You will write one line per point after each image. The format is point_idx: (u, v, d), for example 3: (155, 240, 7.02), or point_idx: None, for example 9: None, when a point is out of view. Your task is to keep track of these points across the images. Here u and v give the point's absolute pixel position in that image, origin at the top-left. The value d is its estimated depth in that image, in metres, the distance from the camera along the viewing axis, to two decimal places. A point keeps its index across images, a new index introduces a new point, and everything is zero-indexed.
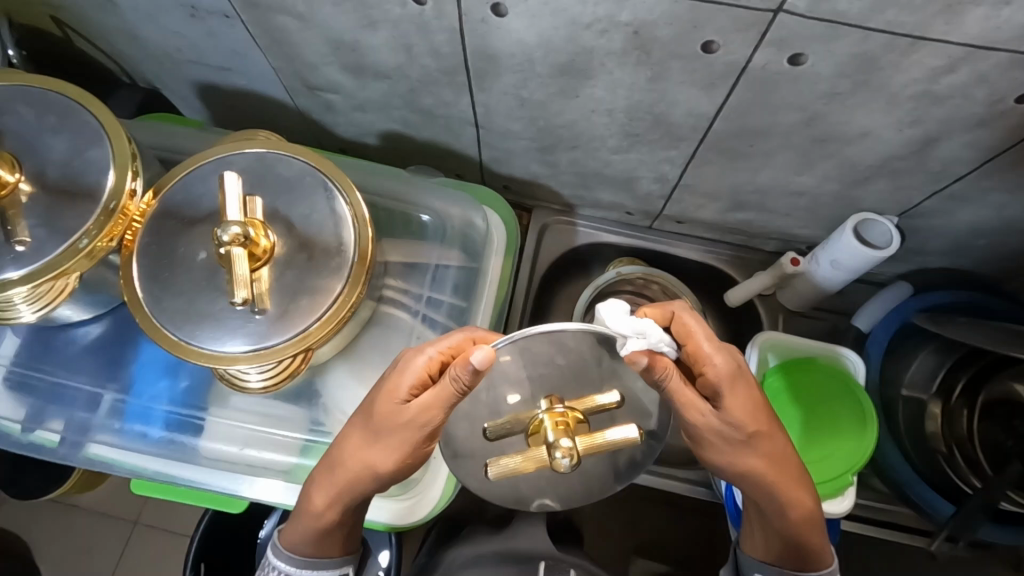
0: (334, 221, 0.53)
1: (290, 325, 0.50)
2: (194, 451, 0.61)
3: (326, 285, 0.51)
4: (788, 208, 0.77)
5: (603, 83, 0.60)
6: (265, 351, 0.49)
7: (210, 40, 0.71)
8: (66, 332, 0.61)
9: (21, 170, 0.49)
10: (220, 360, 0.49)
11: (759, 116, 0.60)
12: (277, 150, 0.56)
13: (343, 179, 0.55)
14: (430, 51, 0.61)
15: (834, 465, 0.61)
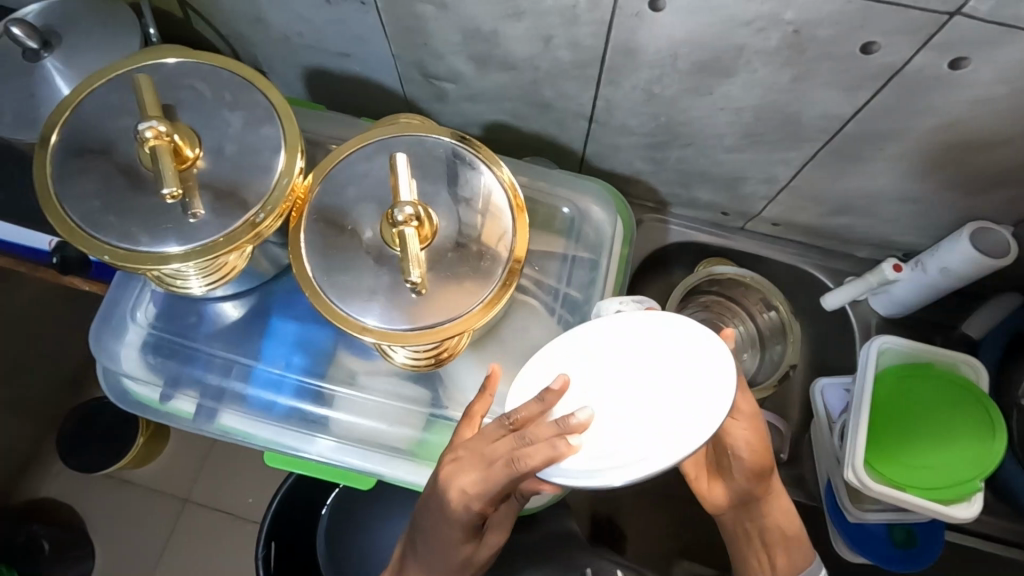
0: (490, 206, 0.54)
1: (455, 305, 0.51)
2: (323, 424, 0.63)
3: (486, 269, 0.53)
4: (897, 215, 0.77)
5: (742, 82, 0.60)
6: (430, 330, 0.50)
7: (337, 27, 0.72)
8: (201, 305, 0.62)
9: (200, 145, 0.51)
10: (388, 336, 0.50)
11: (897, 120, 0.60)
12: (426, 129, 0.57)
13: (490, 157, 0.56)
14: (569, 43, 0.62)
15: (962, 470, 0.61)
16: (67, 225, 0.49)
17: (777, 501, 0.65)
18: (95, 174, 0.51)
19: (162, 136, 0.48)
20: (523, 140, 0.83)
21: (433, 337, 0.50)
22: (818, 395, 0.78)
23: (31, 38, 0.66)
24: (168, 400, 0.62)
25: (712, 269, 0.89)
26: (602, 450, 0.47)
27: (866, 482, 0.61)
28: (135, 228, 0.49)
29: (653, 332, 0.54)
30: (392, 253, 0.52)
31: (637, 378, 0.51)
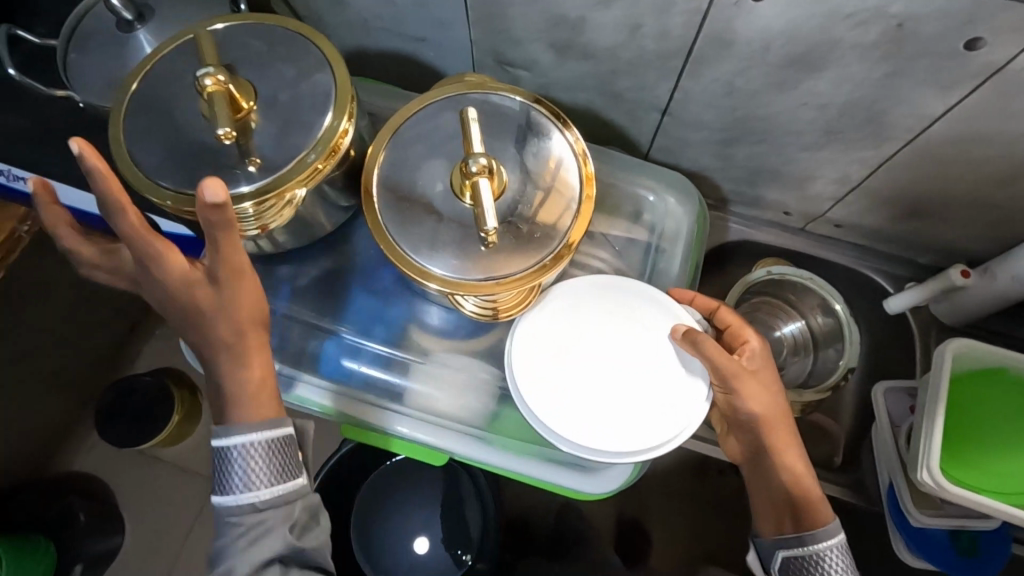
0: (556, 160, 0.55)
1: (530, 255, 0.52)
2: (400, 395, 0.64)
3: (554, 224, 0.53)
4: (970, 221, 0.76)
5: (832, 76, 0.60)
6: (505, 280, 0.51)
7: (418, 10, 0.73)
8: (288, 275, 0.65)
9: (254, 99, 0.52)
10: (461, 286, 0.51)
11: (989, 122, 0.60)
12: (491, 86, 0.57)
13: (560, 116, 0.56)
14: (657, 33, 0.62)
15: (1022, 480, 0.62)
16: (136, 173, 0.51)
17: (792, 456, 0.62)
18: (203, 138, 0.52)
19: (220, 84, 0.48)
20: (589, 131, 0.83)
21: (509, 288, 0.51)
22: (879, 400, 0.77)
23: (127, 10, 0.67)
24: None
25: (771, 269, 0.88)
26: (632, 427, 0.56)
27: (943, 485, 0.61)
28: (202, 177, 0.51)
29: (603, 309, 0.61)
30: (464, 208, 0.53)
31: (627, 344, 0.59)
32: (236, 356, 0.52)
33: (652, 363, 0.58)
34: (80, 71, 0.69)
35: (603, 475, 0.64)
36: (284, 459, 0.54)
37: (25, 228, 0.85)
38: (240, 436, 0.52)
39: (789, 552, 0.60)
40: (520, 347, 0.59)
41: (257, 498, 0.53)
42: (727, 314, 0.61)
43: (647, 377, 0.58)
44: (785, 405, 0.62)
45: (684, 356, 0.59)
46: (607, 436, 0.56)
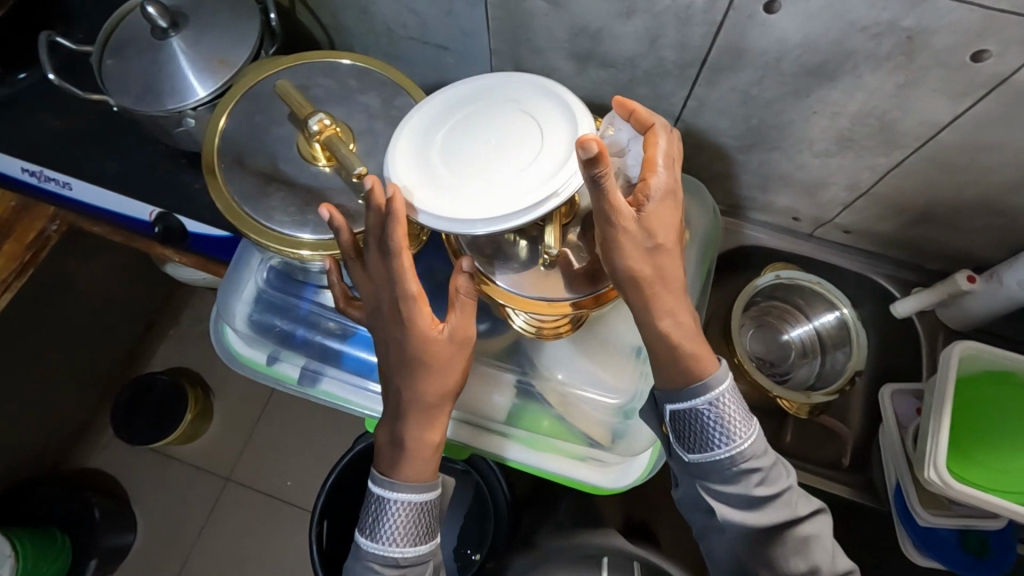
0: None
1: (583, 283, 0.56)
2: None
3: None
4: (979, 227, 0.78)
5: (844, 86, 0.63)
6: (556, 303, 0.56)
7: (444, 20, 0.76)
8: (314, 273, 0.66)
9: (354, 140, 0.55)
10: (517, 302, 0.56)
11: (997, 131, 0.62)
12: None
13: None
14: (676, 43, 0.65)
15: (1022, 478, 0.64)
16: (225, 199, 0.54)
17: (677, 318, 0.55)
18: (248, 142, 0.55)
19: (329, 125, 0.51)
20: None
21: (556, 309, 0.56)
22: (886, 402, 0.78)
23: (163, 18, 0.70)
24: (274, 362, 0.65)
25: (784, 274, 0.91)
26: (488, 202, 0.48)
27: (948, 481, 0.62)
28: (274, 209, 0.54)
29: (504, 104, 0.53)
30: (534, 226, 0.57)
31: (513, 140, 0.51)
32: (423, 420, 0.56)
33: (509, 158, 0.50)
34: (117, 76, 0.72)
35: (622, 470, 0.67)
36: (426, 519, 0.58)
37: (54, 227, 0.87)
38: (404, 490, 0.57)
39: (677, 406, 0.57)
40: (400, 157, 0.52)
41: (402, 555, 0.56)
42: (658, 133, 0.53)
43: (513, 164, 0.49)
44: (671, 261, 0.54)
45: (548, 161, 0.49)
46: (450, 212, 0.48)
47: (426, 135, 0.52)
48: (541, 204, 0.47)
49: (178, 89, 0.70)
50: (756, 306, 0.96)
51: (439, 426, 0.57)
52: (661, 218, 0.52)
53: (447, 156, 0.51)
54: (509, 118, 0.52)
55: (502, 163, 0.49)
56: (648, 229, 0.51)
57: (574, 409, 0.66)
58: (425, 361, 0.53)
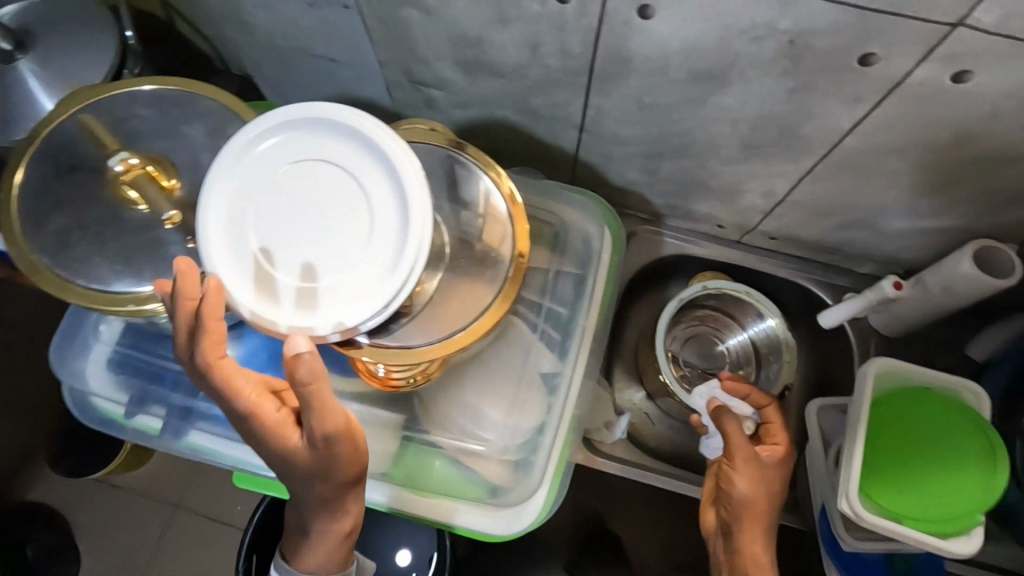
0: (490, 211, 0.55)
1: (437, 329, 0.52)
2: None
3: (480, 298, 0.53)
4: (901, 231, 0.73)
5: (737, 92, 0.58)
6: (408, 351, 0.50)
7: (324, 30, 0.70)
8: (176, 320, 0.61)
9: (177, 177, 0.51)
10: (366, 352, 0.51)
11: (899, 135, 0.57)
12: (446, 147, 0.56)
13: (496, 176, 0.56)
14: (557, 51, 0.60)
15: (945, 506, 0.57)
16: (29, 262, 0.47)
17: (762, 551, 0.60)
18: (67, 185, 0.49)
19: (132, 167, 0.49)
20: (514, 145, 0.81)
21: (410, 357, 0.50)
22: (812, 418, 0.74)
23: (4, 39, 0.63)
24: (134, 416, 0.59)
25: (711, 284, 0.87)
26: (325, 309, 0.43)
27: (861, 514, 0.58)
28: (99, 264, 0.48)
29: (307, 160, 0.43)
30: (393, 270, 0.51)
31: (343, 215, 0.43)
32: (332, 513, 0.49)
33: (340, 243, 0.43)
34: None
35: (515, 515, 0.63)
36: None
37: None
38: None
39: None
40: (215, 226, 0.43)
41: None
42: (772, 413, 0.67)
43: (346, 255, 0.43)
44: (776, 510, 0.62)
45: (381, 257, 0.42)
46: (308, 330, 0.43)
47: (241, 199, 0.43)
48: (385, 308, 0.42)
49: (28, 118, 0.65)
50: (690, 316, 0.92)
51: (352, 515, 0.50)
52: (770, 474, 0.62)
53: (267, 229, 0.43)
54: (324, 180, 0.43)
55: (335, 254, 0.43)
56: (761, 484, 0.61)
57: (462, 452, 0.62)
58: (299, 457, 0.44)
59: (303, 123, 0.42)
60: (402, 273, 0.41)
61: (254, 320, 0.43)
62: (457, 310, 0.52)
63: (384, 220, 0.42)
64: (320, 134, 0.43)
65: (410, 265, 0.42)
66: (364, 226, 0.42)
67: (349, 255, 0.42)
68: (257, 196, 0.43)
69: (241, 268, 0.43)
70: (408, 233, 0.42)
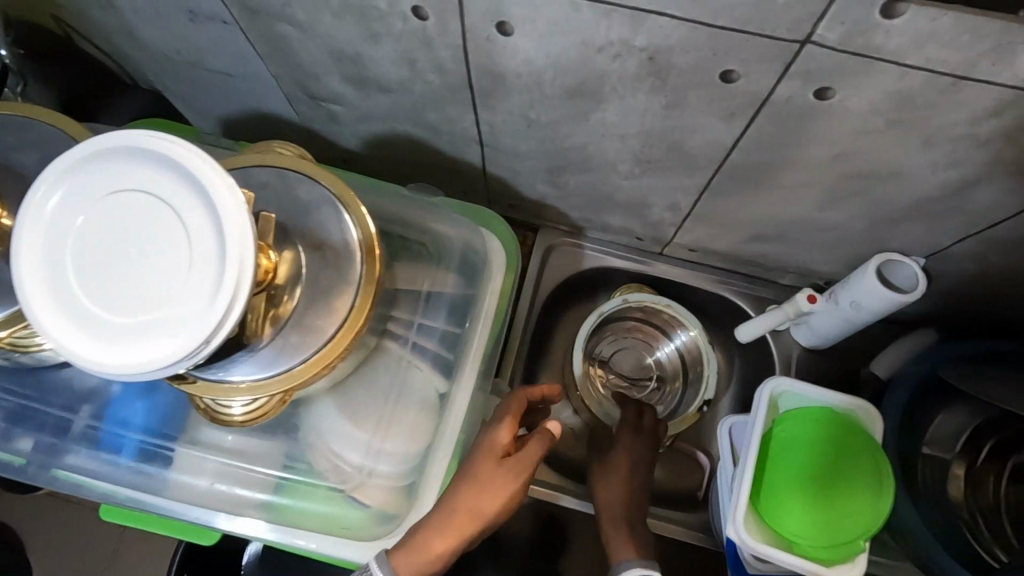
0: (334, 237, 0.48)
1: (276, 362, 0.46)
2: (158, 485, 0.57)
3: (314, 326, 0.46)
4: (809, 244, 0.72)
5: (615, 108, 0.56)
6: (246, 385, 0.46)
7: (213, 46, 0.69)
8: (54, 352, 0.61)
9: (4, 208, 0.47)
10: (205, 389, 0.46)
11: (780, 151, 0.56)
12: (299, 168, 0.50)
13: (349, 196, 0.50)
14: (434, 67, 0.58)
15: (840, 531, 0.56)
16: None
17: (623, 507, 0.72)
18: None
19: None
20: (423, 158, 0.79)
21: (248, 393, 0.46)
22: (723, 434, 0.70)
23: None
24: (9, 444, 0.59)
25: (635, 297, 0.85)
26: (143, 342, 0.41)
27: (745, 539, 0.57)
28: None
29: (115, 188, 0.41)
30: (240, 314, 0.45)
31: (160, 245, 0.41)
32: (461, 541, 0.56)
33: (156, 275, 0.41)
34: None
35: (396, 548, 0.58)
36: None
37: None
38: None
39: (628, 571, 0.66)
40: (30, 256, 0.41)
41: None
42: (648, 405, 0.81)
43: (163, 286, 0.41)
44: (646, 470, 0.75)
45: (199, 289, 0.41)
46: (132, 365, 0.41)
47: (56, 228, 0.42)
48: (205, 342, 0.41)
49: None
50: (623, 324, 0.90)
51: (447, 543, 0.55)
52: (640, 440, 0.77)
53: (83, 260, 0.41)
54: (138, 210, 0.41)
55: (152, 285, 0.41)
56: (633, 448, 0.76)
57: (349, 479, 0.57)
58: (474, 488, 0.55)
59: (115, 149, 0.41)
60: (218, 307, 0.40)
61: (70, 354, 0.41)
62: (303, 342, 0.46)
63: (201, 246, 0.40)
64: (132, 161, 0.41)
65: (228, 296, 0.40)
66: (181, 257, 0.41)
67: (166, 287, 0.41)
68: (72, 226, 0.41)
69: (57, 300, 0.41)
70: (225, 263, 0.40)
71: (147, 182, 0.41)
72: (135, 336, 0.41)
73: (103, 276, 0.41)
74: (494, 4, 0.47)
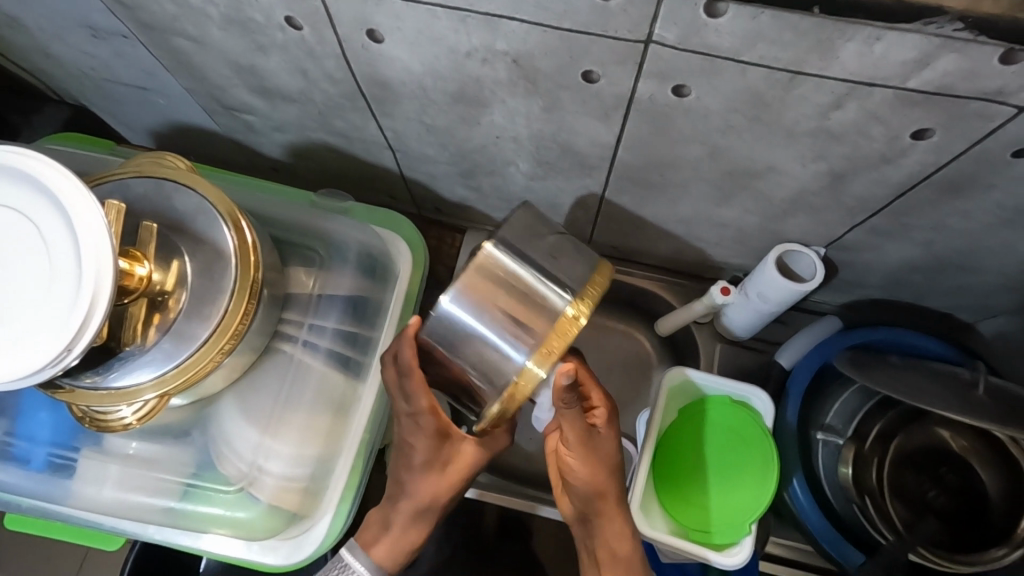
0: (210, 244, 0.50)
1: (146, 366, 0.47)
2: (62, 494, 0.58)
3: (193, 331, 0.48)
4: (717, 238, 0.73)
5: (500, 111, 0.58)
6: (119, 392, 0.47)
7: (123, 61, 0.70)
8: None
9: None
10: (76, 396, 0.47)
11: (661, 149, 0.57)
12: (177, 177, 0.51)
13: (231, 208, 0.51)
14: (325, 76, 0.59)
15: (725, 515, 0.58)
16: None
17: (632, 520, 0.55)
18: None
19: None
20: (343, 165, 0.80)
21: (119, 399, 0.47)
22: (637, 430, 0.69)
23: None
24: None
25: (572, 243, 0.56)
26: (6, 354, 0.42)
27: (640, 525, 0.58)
28: None
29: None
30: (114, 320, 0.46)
31: (24, 258, 0.42)
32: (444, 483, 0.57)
33: (20, 288, 0.42)
34: None
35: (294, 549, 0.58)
36: None
37: None
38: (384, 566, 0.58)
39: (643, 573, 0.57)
40: None
41: None
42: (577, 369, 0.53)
43: (26, 298, 0.42)
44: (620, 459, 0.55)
45: (60, 300, 0.41)
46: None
47: None
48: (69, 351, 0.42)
49: None
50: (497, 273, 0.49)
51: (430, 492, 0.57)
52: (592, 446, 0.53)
53: None
54: (3, 224, 0.42)
55: (15, 298, 0.42)
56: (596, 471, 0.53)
57: (251, 479, 0.58)
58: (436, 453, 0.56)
59: None
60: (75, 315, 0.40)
61: None
62: (174, 343, 0.48)
63: (63, 259, 0.41)
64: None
65: (86, 305, 0.41)
66: (42, 269, 0.42)
67: (30, 301, 0.42)
68: None
69: None
70: (83, 273, 0.41)
71: (7, 195, 0.42)
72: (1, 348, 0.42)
73: None
74: (360, 14, 0.49)
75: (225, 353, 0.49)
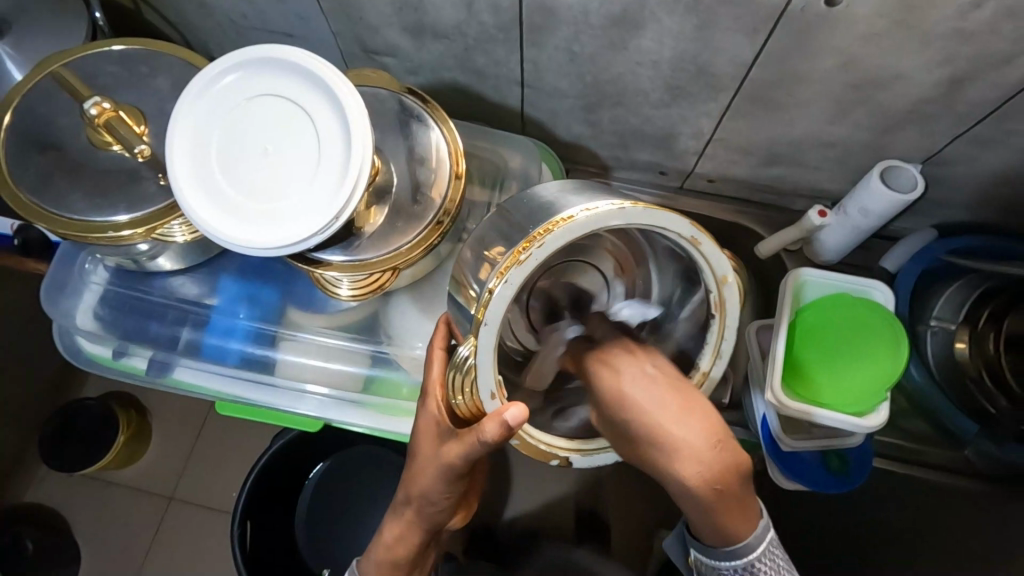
0: (429, 149, 0.60)
1: (382, 245, 0.57)
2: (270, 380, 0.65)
3: (418, 215, 0.58)
4: (819, 160, 0.80)
5: (651, 33, 0.65)
6: (360, 264, 0.56)
7: (281, 7, 0.76)
8: (154, 281, 0.65)
9: (145, 122, 0.55)
10: (323, 267, 0.56)
11: (796, 62, 0.64)
12: (390, 89, 0.61)
13: (440, 116, 0.61)
14: (490, 7, 0.66)
15: (859, 388, 0.65)
16: (15, 195, 0.53)
17: (672, 461, 0.45)
18: (57, 135, 0.55)
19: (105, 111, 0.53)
20: (464, 107, 0.87)
21: (359, 270, 0.56)
22: (750, 337, 0.77)
23: None
24: (121, 356, 0.65)
25: (707, 253, 0.47)
26: (280, 223, 0.49)
27: (783, 400, 0.65)
28: (77, 199, 0.54)
29: (257, 97, 0.49)
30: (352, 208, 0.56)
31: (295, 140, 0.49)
32: (416, 477, 0.59)
33: (292, 166, 0.49)
34: None
35: None
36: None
37: None
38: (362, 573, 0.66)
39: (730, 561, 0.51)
40: (182, 153, 0.49)
41: None
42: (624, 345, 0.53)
43: (297, 173, 0.49)
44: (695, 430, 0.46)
45: (329, 174, 0.48)
46: (273, 243, 0.48)
47: (204, 131, 0.49)
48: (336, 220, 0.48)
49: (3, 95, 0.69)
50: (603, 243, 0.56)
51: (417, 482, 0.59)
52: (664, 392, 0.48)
53: (230, 155, 0.49)
54: (278, 113, 0.49)
55: (288, 175, 0.49)
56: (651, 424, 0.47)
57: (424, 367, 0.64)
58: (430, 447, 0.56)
59: (257, 60, 0.49)
60: (346, 184, 0.47)
61: (213, 231, 0.48)
62: (399, 219, 0.58)
63: (331, 137, 0.49)
64: (274, 69, 0.49)
65: (354, 178, 0.48)
66: (312, 149, 0.49)
67: (301, 176, 0.49)
68: (219, 127, 0.49)
69: (204, 187, 0.49)
70: (351, 148, 0.48)
71: (283, 85, 0.49)
72: (274, 219, 0.49)
73: (247, 167, 0.49)
74: None
75: (445, 232, 0.58)
